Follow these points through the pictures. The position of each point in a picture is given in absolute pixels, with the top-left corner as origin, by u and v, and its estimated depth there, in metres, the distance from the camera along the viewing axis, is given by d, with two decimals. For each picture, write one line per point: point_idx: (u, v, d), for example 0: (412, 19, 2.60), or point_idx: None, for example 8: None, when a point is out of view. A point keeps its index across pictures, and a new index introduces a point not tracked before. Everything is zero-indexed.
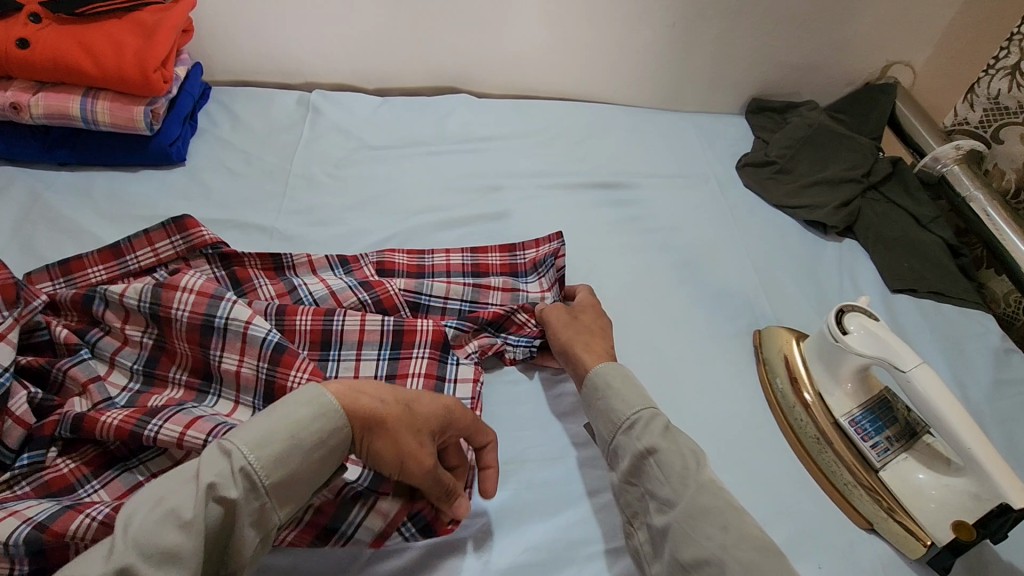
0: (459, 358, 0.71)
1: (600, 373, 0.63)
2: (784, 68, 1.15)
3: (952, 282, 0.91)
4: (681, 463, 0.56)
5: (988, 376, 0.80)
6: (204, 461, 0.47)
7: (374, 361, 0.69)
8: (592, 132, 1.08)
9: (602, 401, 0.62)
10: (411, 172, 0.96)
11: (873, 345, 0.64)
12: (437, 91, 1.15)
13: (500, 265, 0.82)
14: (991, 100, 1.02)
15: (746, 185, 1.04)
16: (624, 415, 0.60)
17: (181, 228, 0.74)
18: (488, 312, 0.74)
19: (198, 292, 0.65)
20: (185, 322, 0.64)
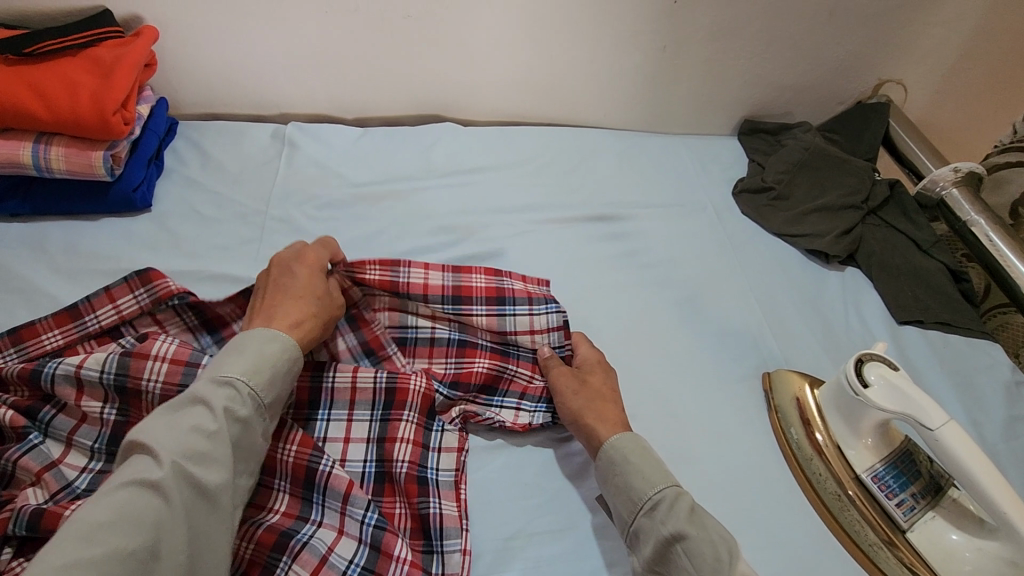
0: (445, 424, 0.67)
1: (618, 446, 0.61)
2: (777, 88, 1.12)
3: (959, 311, 0.89)
4: (712, 550, 0.53)
5: (1001, 412, 0.78)
6: (206, 390, 0.53)
7: (365, 423, 0.65)
8: (583, 159, 1.04)
9: (621, 478, 0.59)
10: (396, 210, 0.91)
11: (895, 400, 0.60)
12: (420, 119, 1.10)
13: (486, 289, 0.73)
14: None
15: (744, 213, 1.00)
16: (644, 495, 0.57)
17: (145, 281, 0.67)
18: (480, 375, 0.69)
19: (171, 360, 0.60)
20: (158, 395, 0.59)
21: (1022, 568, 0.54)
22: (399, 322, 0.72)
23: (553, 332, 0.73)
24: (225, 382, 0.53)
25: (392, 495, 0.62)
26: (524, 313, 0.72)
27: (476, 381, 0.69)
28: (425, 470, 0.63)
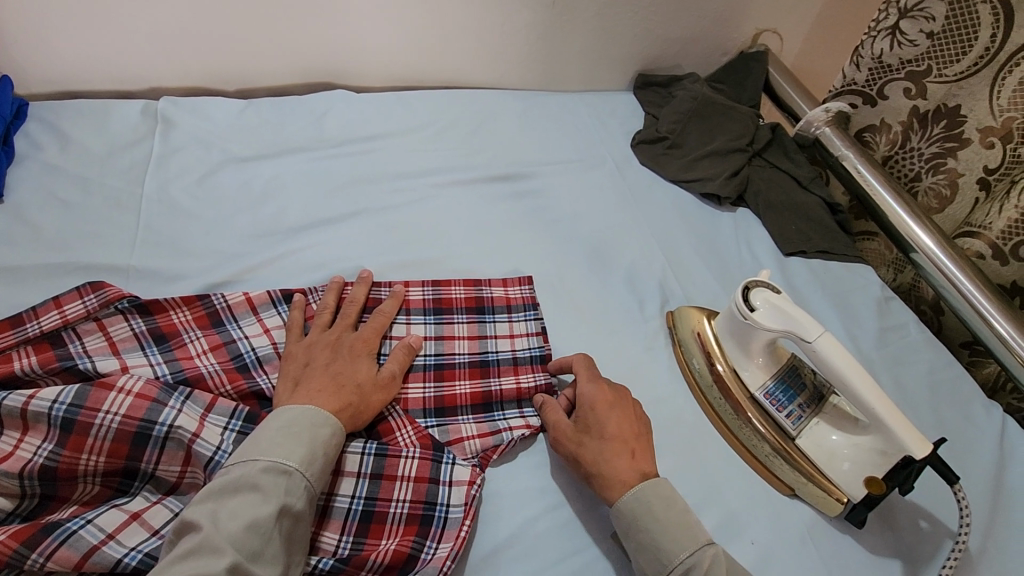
0: (456, 457, 0.63)
1: (639, 497, 0.58)
2: (664, 41, 1.16)
3: (834, 238, 0.97)
4: None
5: (874, 325, 0.86)
6: (274, 487, 0.51)
7: (360, 456, 0.61)
8: (484, 120, 1.03)
9: (646, 536, 0.57)
10: (290, 183, 0.86)
11: (778, 319, 0.66)
12: (310, 88, 1.05)
13: (465, 299, 0.77)
14: (875, 59, 1.02)
15: (641, 162, 1.04)
16: (677, 558, 0.56)
17: (96, 286, 0.63)
18: (467, 397, 0.69)
19: (137, 395, 0.55)
20: (112, 432, 0.53)
21: (890, 454, 0.61)
22: None
23: (531, 337, 0.75)
24: (282, 472, 0.52)
25: (387, 494, 0.60)
26: (503, 321, 0.76)
27: (467, 404, 0.68)
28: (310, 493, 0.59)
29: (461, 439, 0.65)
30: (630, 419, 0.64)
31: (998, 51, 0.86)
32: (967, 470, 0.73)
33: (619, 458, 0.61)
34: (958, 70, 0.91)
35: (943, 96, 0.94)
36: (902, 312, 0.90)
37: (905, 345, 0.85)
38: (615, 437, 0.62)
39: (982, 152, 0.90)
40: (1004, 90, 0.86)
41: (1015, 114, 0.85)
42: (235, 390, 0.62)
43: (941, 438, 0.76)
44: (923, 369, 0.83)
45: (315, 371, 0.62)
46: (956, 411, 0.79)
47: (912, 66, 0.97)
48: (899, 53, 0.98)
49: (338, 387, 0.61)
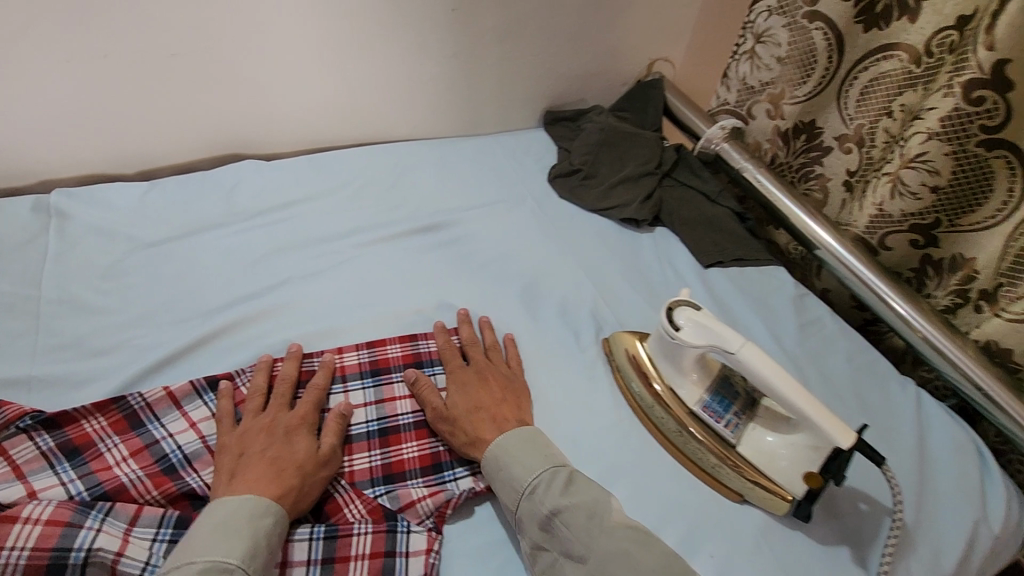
0: (410, 523, 0.61)
1: (503, 442, 0.65)
2: (565, 79, 1.21)
3: (747, 246, 1.03)
4: (591, 508, 0.59)
5: (794, 323, 0.92)
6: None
7: (307, 543, 0.58)
8: (400, 174, 1.04)
9: (506, 474, 0.62)
10: (204, 263, 0.83)
11: (702, 335, 0.69)
12: (219, 161, 1.03)
13: (402, 356, 0.76)
14: (741, 81, 1.13)
15: (560, 196, 1.07)
16: (525, 481, 0.61)
17: None
18: (416, 460, 0.67)
19: (47, 522, 0.51)
20: (20, 568, 0.49)
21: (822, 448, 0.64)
22: None
23: None
24: (221, 571, 0.50)
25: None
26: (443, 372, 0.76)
27: (416, 468, 0.66)
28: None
29: (413, 503, 0.63)
30: (491, 389, 0.71)
31: (835, 73, 0.97)
32: (895, 449, 0.78)
33: (505, 424, 0.67)
34: (808, 90, 1.01)
35: (799, 113, 1.04)
36: (817, 307, 0.96)
37: (823, 337, 0.91)
38: (475, 408, 0.68)
39: (843, 156, 1.00)
40: (849, 101, 0.96)
41: (862, 121, 0.95)
42: (163, 495, 0.58)
43: (867, 422, 0.81)
44: (842, 359, 0.88)
45: (250, 459, 0.60)
46: (877, 394, 0.84)
47: (769, 88, 1.07)
48: (758, 76, 1.09)
49: (277, 471, 0.59)
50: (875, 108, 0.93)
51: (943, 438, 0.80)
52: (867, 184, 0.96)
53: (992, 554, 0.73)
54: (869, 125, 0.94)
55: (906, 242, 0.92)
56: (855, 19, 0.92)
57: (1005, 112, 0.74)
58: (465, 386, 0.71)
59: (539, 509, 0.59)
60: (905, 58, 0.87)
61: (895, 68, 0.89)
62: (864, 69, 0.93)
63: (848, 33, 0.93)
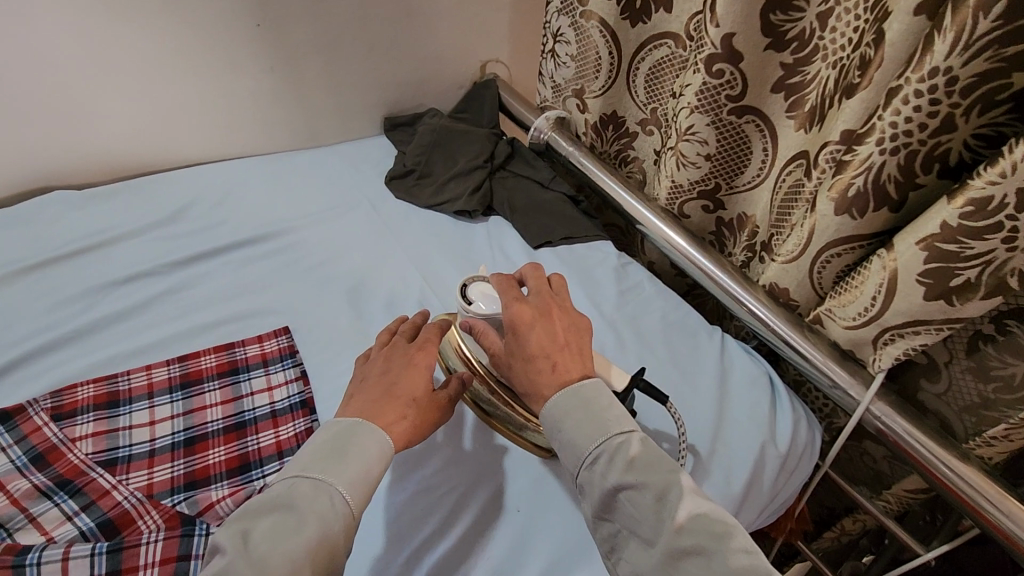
0: (208, 526, 0.61)
1: (556, 403, 0.62)
2: (399, 85, 1.25)
3: (575, 225, 1.10)
4: (659, 489, 0.55)
5: (614, 289, 0.99)
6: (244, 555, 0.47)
7: (87, 558, 0.57)
8: (228, 189, 1.04)
9: (562, 440, 0.60)
10: (1, 299, 0.80)
11: (490, 305, 0.74)
12: (30, 196, 0.99)
13: (217, 365, 0.78)
14: (552, 80, 1.19)
15: (396, 196, 1.10)
16: (587, 449, 0.58)
17: None
18: (222, 462, 0.68)
19: None
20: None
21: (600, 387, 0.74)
22: (106, 445, 0.67)
23: (291, 384, 0.76)
24: (323, 491, 0.52)
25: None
26: (259, 375, 0.77)
27: (221, 471, 0.67)
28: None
29: (212, 504, 0.63)
30: (553, 326, 0.68)
31: (622, 61, 1.06)
32: (696, 390, 0.86)
33: (543, 367, 0.65)
34: (602, 84, 1.10)
35: (602, 106, 1.13)
36: (637, 273, 1.03)
37: (641, 300, 0.98)
38: (537, 353, 0.66)
39: (647, 139, 1.11)
40: (638, 89, 1.07)
41: (654, 105, 1.05)
42: None
43: (674, 370, 0.88)
44: (656, 318, 0.96)
45: (355, 398, 0.63)
46: (686, 344, 0.92)
47: (575, 83, 1.14)
48: (564, 73, 1.15)
49: (387, 400, 0.62)
50: (660, 91, 1.03)
51: (742, 374, 0.89)
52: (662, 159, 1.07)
53: (783, 471, 0.81)
54: (659, 106, 1.05)
55: (699, 208, 1.03)
56: (621, 15, 1.01)
57: (742, 80, 0.84)
58: (531, 323, 0.68)
59: (600, 484, 0.57)
60: (672, 44, 0.98)
61: (666, 54, 1.00)
62: (642, 59, 1.03)
63: (619, 29, 1.03)
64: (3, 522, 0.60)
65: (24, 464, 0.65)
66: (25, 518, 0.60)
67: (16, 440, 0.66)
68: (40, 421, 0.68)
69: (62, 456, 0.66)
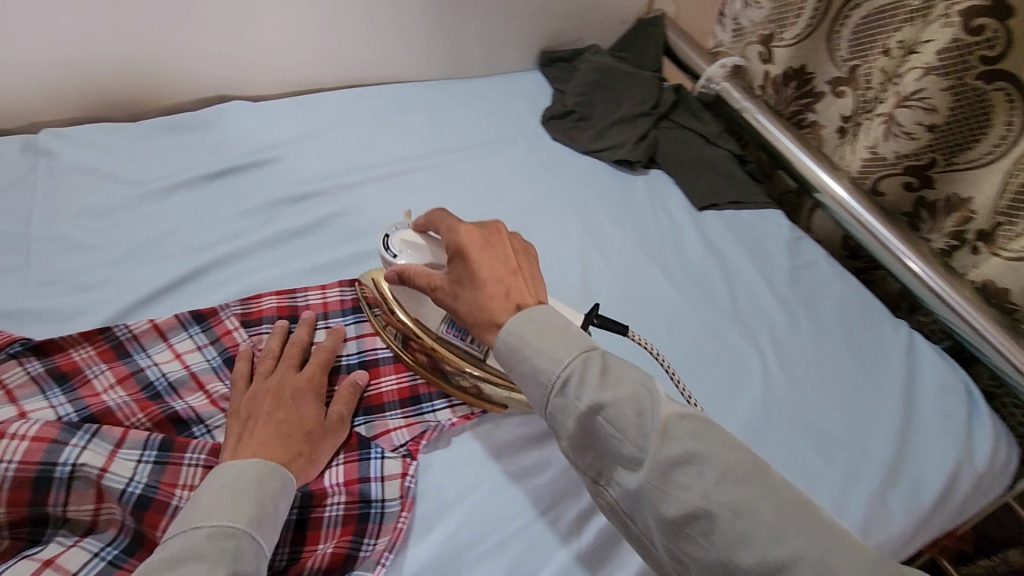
0: (385, 452, 0.63)
1: (512, 329, 0.53)
2: (562, 17, 1.17)
3: (744, 188, 1.00)
4: (636, 409, 0.46)
5: (787, 264, 0.90)
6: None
7: None
8: (388, 114, 1.02)
9: (524, 365, 0.51)
10: (189, 203, 0.84)
11: (417, 254, 0.67)
12: (207, 103, 1.02)
13: None
14: (736, 22, 1.08)
15: (553, 137, 1.05)
16: (553, 374, 0.49)
17: None
18: (395, 391, 0.69)
19: (34, 438, 0.53)
20: (8, 480, 0.51)
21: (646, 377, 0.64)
22: None
23: None
24: (226, 535, 0.47)
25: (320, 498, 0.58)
26: None
27: (394, 400, 0.68)
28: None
29: (388, 432, 0.65)
30: (505, 256, 0.58)
31: (828, 8, 0.92)
32: (880, 389, 0.78)
33: (494, 295, 0.56)
34: (797, 32, 0.97)
35: (789, 58, 1.00)
36: (812, 249, 0.94)
37: (817, 279, 0.89)
38: (490, 278, 0.56)
39: (836, 101, 0.97)
40: (840, 42, 0.93)
41: (856, 61, 0.92)
42: (148, 416, 0.60)
43: (855, 363, 0.80)
44: (834, 301, 0.87)
45: (256, 424, 0.58)
46: (867, 334, 0.84)
47: (762, 28, 1.03)
48: (751, 16, 1.04)
49: (285, 437, 0.57)
50: (869, 47, 0.89)
51: (932, 377, 0.80)
52: (860, 127, 0.94)
53: (973, 491, 0.73)
54: (864, 64, 0.91)
55: (900, 186, 0.90)
56: None
57: (1006, 39, 0.73)
58: (478, 248, 0.58)
59: (573, 408, 0.48)
60: None
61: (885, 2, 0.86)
62: (853, 7, 0.90)
63: None
64: (207, 417, 0.62)
65: (219, 365, 0.67)
66: (223, 419, 0.63)
67: (210, 340, 0.69)
68: (230, 326, 0.70)
69: None
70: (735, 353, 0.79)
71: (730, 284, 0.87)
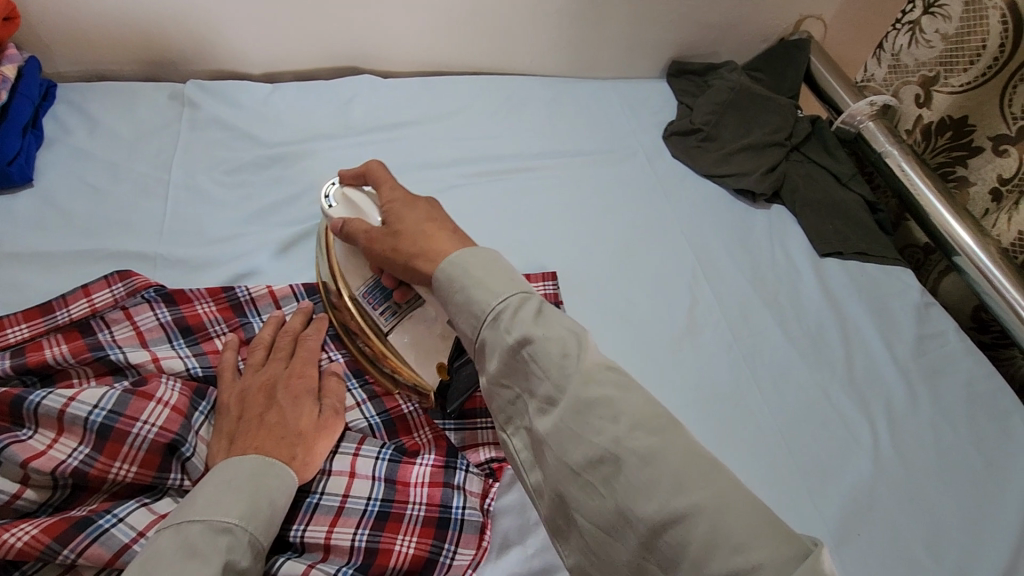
0: (471, 464, 0.63)
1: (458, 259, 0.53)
2: (701, 27, 1.11)
3: (874, 240, 0.93)
4: (561, 344, 0.47)
5: (912, 333, 0.84)
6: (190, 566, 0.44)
7: (374, 460, 0.61)
8: (511, 107, 1.01)
9: (462, 295, 0.51)
10: (314, 171, 0.85)
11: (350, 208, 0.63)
12: (338, 72, 1.04)
13: None
14: (894, 56, 1.00)
15: (673, 154, 1.00)
16: (489, 304, 0.50)
17: (125, 276, 0.64)
18: None
19: (174, 408, 0.56)
20: (147, 442, 0.54)
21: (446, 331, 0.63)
22: None
23: None
24: (221, 529, 0.47)
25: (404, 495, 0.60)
26: None
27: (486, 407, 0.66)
28: (308, 494, 0.58)
29: (476, 445, 0.64)
30: (429, 211, 0.59)
31: (1010, 59, 0.84)
32: (1000, 489, 0.72)
33: (435, 234, 0.56)
34: (965, 81, 0.89)
35: (950, 106, 0.92)
36: (942, 320, 0.86)
37: (944, 354, 0.82)
38: (425, 220, 0.58)
39: (995, 161, 0.89)
40: (1016, 99, 0.85)
41: None
42: None
43: (975, 455, 0.74)
44: (961, 381, 0.80)
45: (248, 424, 0.56)
46: (994, 427, 0.76)
47: (925, 69, 0.95)
48: (914, 53, 0.96)
49: (268, 442, 0.55)
50: None
51: None
52: None
53: None
54: None
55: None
56: None
57: None
58: (408, 203, 0.59)
59: (500, 339, 0.48)
60: None
61: None
62: None
63: None
64: None
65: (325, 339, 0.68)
66: None
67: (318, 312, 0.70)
68: None
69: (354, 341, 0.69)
70: (843, 419, 0.75)
71: (847, 343, 0.81)
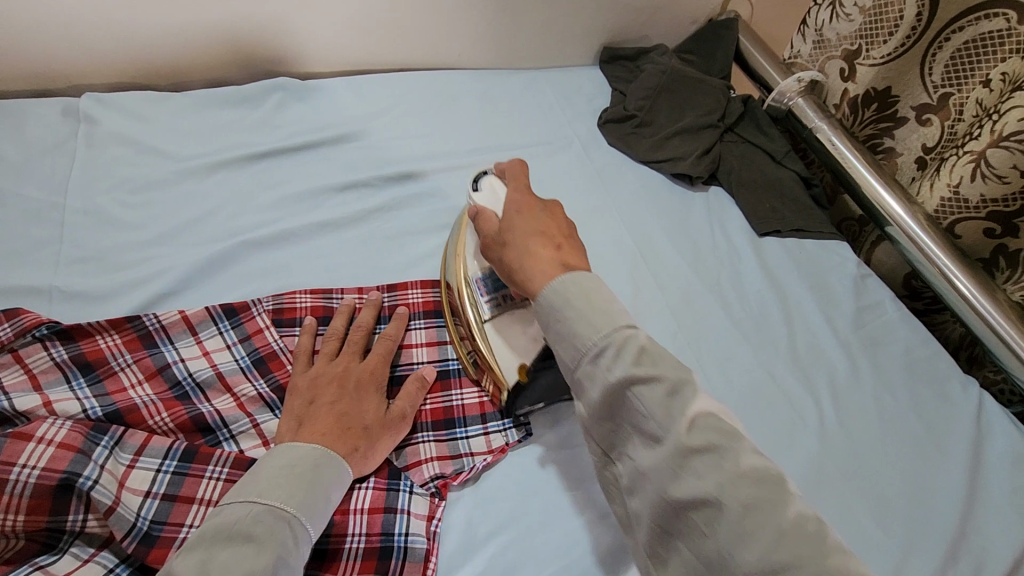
0: (414, 483, 0.59)
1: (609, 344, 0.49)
2: (629, 12, 1.09)
3: (810, 216, 0.93)
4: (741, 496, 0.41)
5: (851, 305, 0.84)
6: (242, 556, 0.44)
7: None
8: (440, 103, 0.97)
9: (607, 397, 0.48)
10: (228, 185, 0.80)
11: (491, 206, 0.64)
12: (252, 77, 0.98)
13: (423, 302, 0.73)
14: (818, 32, 1.02)
15: (610, 142, 0.99)
16: (642, 422, 0.45)
17: (12, 315, 0.59)
18: (430, 412, 0.65)
19: (60, 444, 0.50)
20: (30, 487, 0.48)
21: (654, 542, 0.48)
22: None
23: None
24: (279, 517, 0.48)
25: (341, 527, 0.55)
26: None
27: (427, 421, 0.64)
28: None
29: (419, 463, 0.61)
30: (559, 227, 0.59)
31: (927, 29, 0.85)
32: (943, 455, 0.73)
33: (540, 248, 0.56)
34: (886, 52, 0.90)
35: (874, 78, 0.94)
36: (879, 290, 0.87)
37: (883, 325, 0.83)
38: (538, 234, 0.58)
39: (920, 130, 0.91)
40: (935, 66, 0.86)
41: (950, 90, 0.85)
42: (173, 418, 0.57)
43: (918, 422, 0.75)
44: (900, 350, 0.81)
45: (318, 408, 0.57)
46: (933, 391, 0.78)
47: (848, 44, 0.96)
48: (837, 27, 0.98)
49: (344, 429, 0.56)
50: (969, 74, 0.82)
51: (1002, 445, 0.74)
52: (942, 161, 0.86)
53: None
54: (961, 94, 0.84)
55: (979, 230, 0.84)
56: None
57: None
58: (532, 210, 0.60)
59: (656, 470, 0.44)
60: (1014, 18, 0.75)
61: (995, 30, 0.78)
62: (956, 31, 0.82)
63: None
64: (232, 422, 0.59)
65: (248, 365, 0.63)
66: (249, 424, 0.59)
67: (240, 337, 0.65)
68: (262, 323, 0.66)
69: (281, 365, 0.64)
70: (789, 398, 0.74)
71: (789, 322, 0.82)
